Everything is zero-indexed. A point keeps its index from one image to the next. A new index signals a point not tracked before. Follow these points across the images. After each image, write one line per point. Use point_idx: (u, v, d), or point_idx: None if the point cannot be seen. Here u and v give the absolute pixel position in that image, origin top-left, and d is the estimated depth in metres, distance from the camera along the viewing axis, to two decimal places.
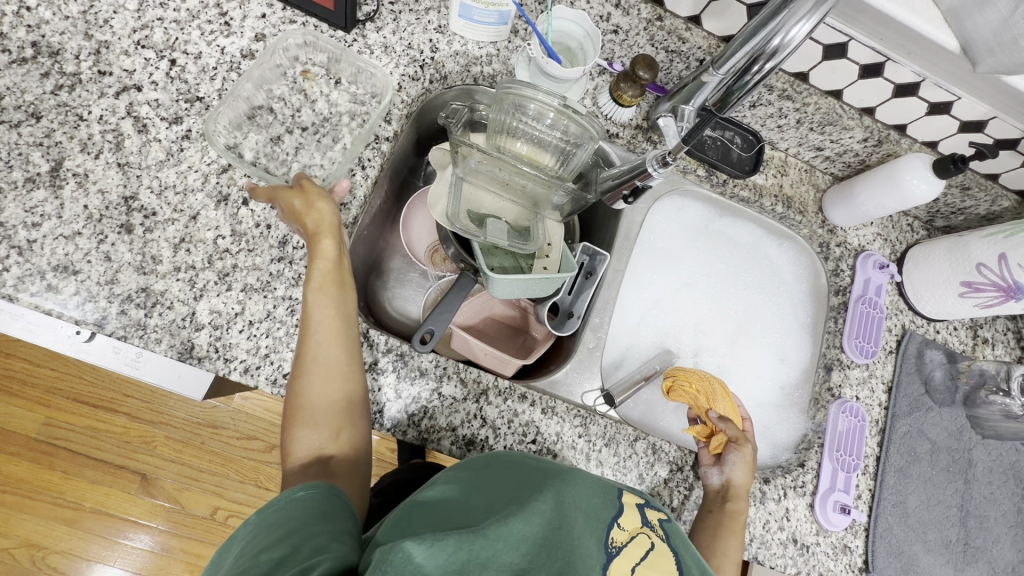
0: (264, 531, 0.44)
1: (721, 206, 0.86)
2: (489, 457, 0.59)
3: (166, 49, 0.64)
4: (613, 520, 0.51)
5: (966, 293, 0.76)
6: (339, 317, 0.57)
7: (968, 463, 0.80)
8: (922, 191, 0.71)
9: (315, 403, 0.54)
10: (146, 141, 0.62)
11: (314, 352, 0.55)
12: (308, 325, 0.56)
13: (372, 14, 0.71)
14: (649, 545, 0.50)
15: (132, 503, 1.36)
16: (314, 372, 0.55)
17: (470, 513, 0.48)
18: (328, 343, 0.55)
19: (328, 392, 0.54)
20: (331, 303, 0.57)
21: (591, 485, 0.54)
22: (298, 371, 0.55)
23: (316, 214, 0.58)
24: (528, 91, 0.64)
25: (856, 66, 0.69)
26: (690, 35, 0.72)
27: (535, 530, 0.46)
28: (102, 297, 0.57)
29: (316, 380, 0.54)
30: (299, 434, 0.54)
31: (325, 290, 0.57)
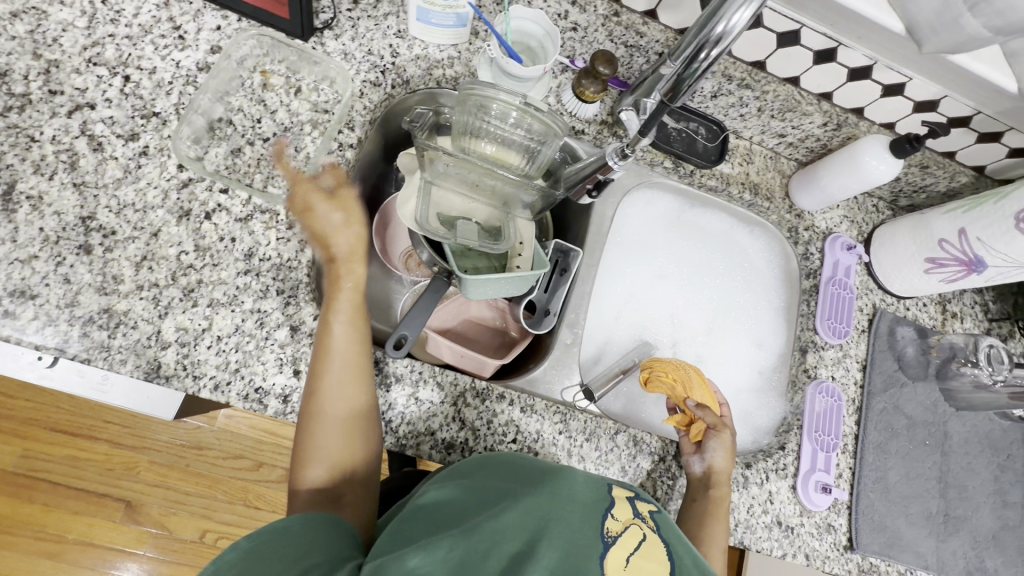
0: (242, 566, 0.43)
1: (691, 196, 0.86)
2: (486, 459, 0.59)
3: (119, 65, 0.63)
4: (607, 512, 0.50)
5: (931, 269, 0.77)
6: (358, 346, 0.58)
7: (945, 435, 0.81)
8: (881, 171, 0.72)
9: (339, 427, 0.55)
10: (103, 159, 0.61)
11: (331, 376, 0.56)
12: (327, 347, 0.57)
13: (329, 22, 0.71)
14: (642, 536, 0.48)
15: (118, 532, 1.33)
16: (331, 395, 0.55)
17: (468, 510, 0.50)
18: (348, 376, 0.56)
19: (344, 413, 0.55)
20: (350, 327, 0.58)
21: (582, 481, 0.54)
22: (317, 397, 0.55)
23: (348, 220, 0.61)
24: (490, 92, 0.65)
25: (810, 53, 0.70)
26: (648, 29, 0.73)
27: (528, 517, 0.47)
28: (62, 320, 0.56)
29: (338, 407, 0.55)
30: (315, 462, 0.54)
31: (344, 311, 0.58)
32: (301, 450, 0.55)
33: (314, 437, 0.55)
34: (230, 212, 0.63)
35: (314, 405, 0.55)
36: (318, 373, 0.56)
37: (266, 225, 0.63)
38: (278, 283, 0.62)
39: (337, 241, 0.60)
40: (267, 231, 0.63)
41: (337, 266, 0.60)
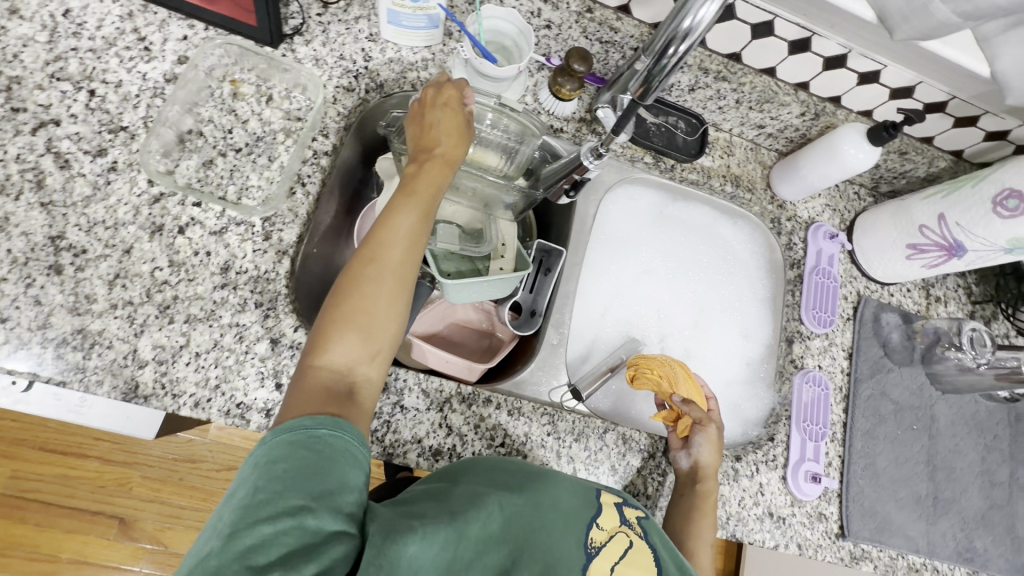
0: (274, 483, 0.40)
1: (673, 190, 0.86)
2: (465, 462, 0.59)
3: (83, 79, 0.62)
4: (592, 522, 0.55)
5: (913, 255, 0.77)
6: (413, 242, 0.53)
7: (932, 418, 0.82)
8: (859, 160, 0.72)
9: (367, 311, 0.49)
10: (70, 177, 0.59)
11: (384, 259, 0.51)
12: (387, 229, 0.52)
13: (299, 27, 0.69)
14: (627, 544, 0.55)
15: (113, 548, 1.32)
16: (378, 278, 0.50)
17: (453, 501, 0.51)
18: (398, 267, 0.51)
19: (380, 306, 0.50)
20: (410, 221, 0.53)
21: (570, 485, 0.58)
22: (365, 268, 0.50)
23: (449, 121, 0.59)
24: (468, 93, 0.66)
25: (785, 43, 0.70)
26: (621, 25, 0.72)
27: (511, 529, 0.52)
28: (35, 343, 0.55)
29: (379, 288, 0.50)
30: (339, 338, 0.48)
31: (411, 205, 0.54)
32: (326, 316, 0.49)
33: (346, 307, 0.49)
34: (204, 226, 0.62)
35: (357, 276, 0.50)
36: (374, 245, 0.51)
37: (242, 237, 0.62)
38: (256, 296, 0.61)
39: (430, 134, 0.59)
40: (243, 243, 0.62)
41: (420, 159, 0.58)
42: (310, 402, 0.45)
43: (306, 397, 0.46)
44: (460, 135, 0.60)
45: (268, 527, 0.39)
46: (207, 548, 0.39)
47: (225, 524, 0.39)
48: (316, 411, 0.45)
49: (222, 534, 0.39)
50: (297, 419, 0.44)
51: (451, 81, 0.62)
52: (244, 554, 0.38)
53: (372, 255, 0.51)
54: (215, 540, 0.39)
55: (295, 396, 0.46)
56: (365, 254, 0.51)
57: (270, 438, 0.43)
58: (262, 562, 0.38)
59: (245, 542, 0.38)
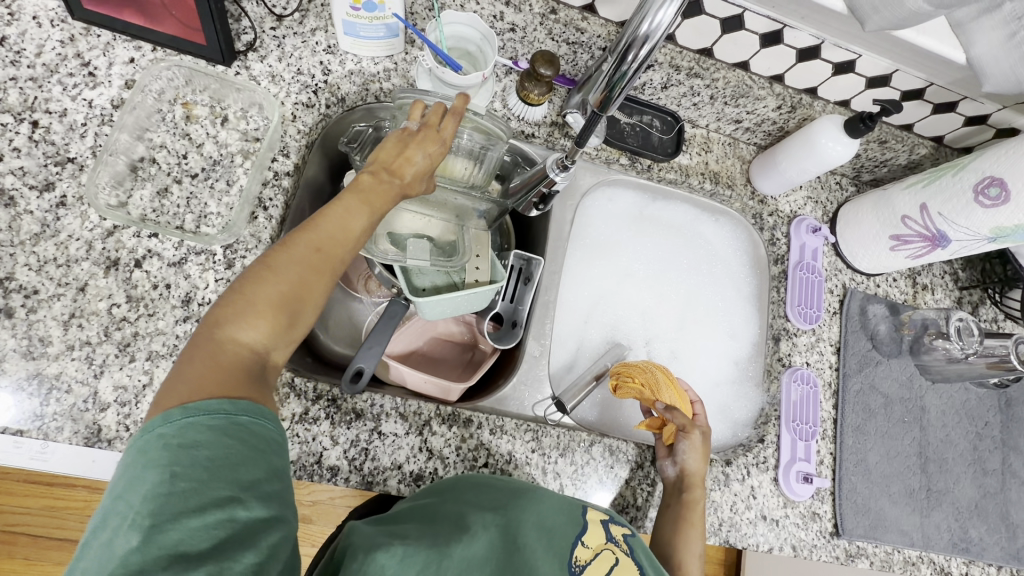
0: (197, 470, 0.37)
1: (653, 190, 0.84)
2: (456, 478, 0.58)
3: (24, 110, 0.59)
4: (576, 539, 0.53)
5: (896, 246, 0.76)
6: (354, 242, 0.50)
7: (922, 410, 0.81)
8: (838, 153, 0.71)
9: (296, 298, 0.45)
10: (16, 214, 0.57)
11: (324, 246, 0.47)
12: (329, 215, 0.49)
13: (252, 43, 0.67)
14: (613, 562, 0.52)
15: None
16: (312, 262, 0.46)
17: (438, 522, 0.50)
18: (337, 254, 0.48)
19: (311, 289, 0.46)
20: (359, 214, 0.50)
21: (555, 502, 0.56)
22: (303, 255, 0.46)
23: (426, 155, 0.54)
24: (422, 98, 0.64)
25: (756, 36, 0.68)
26: (588, 25, 0.70)
27: (496, 551, 0.51)
28: None
29: (313, 278, 0.46)
30: (256, 315, 0.43)
31: (364, 202, 0.51)
32: (243, 291, 0.44)
33: (269, 289, 0.44)
34: (162, 257, 0.59)
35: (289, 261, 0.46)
36: (314, 233, 0.47)
37: (203, 267, 0.60)
38: None
39: (398, 150, 0.54)
40: (205, 273, 0.60)
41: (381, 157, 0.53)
42: (217, 381, 0.41)
43: (213, 375, 0.41)
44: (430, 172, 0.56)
45: (196, 520, 0.35)
46: (116, 542, 0.34)
47: (143, 516, 0.35)
48: (228, 394, 0.41)
49: (142, 527, 0.34)
50: (208, 401, 0.39)
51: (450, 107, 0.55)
52: (170, 547, 0.34)
53: (311, 239, 0.47)
54: (134, 534, 0.34)
55: (195, 371, 0.41)
56: (304, 235, 0.47)
57: (177, 417, 0.38)
58: (193, 554, 0.35)
59: (171, 535, 0.34)
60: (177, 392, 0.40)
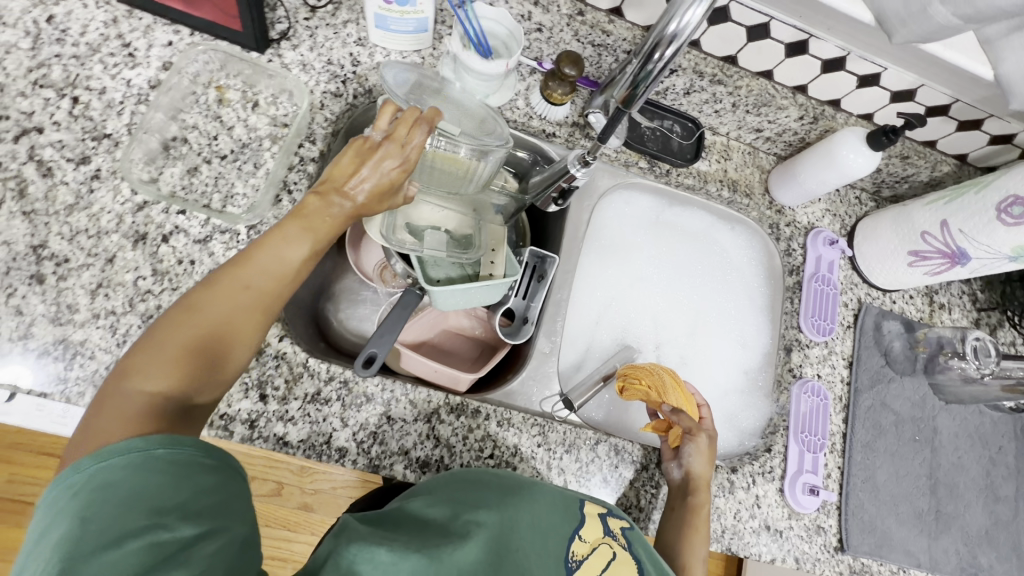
0: (109, 508, 0.36)
1: (670, 196, 0.84)
2: (451, 475, 0.57)
3: (66, 87, 0.61)
4: (573, 534, 0.54)
5: (915, 262, 0.75)
6: (293, 277, 0.49)
7: (934, 431, 0.80)
8: (858, 164, 0.71)
9: (220, 340, 0.44)
10: (53, 185, 0.59)
11: (251, 281, 0.46)
12: (259, 249, 0.47)
13: (286, 32, 0.69)
14: (611, 556, 0.53)
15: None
16: (236, 300, 0.45)
17: (427, 530, 0.50)
18: (265, 288, 0.47)
19: (235, 328, 0.45)
20: (294, 244, 0.48)
21: (551, 499, 0.56)
22: (231, 293, 0.45)
23: (383, 173, 0.50)
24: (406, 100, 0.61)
25: (781, 45, 0.68)
26: (614, 27, 0.71)
27: (490, 552, 0.49)
28: (16, 354, 0.54)
29: (240, 317, 0.45)
30: (169, 360, 0.42)
31: (301, 230, 0.48)
32: (160, 336, 0.43)
33: (190, 330, 0.43)
34: (188, 234, 0.61)
35: (215, 299, 0.45)
36: (244, 269, 0.46)
37: (226, 246, 0.61)
38: None
39: (355, 164, 0.50)
40: (228, 252, 0.61)
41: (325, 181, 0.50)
42: (127, 429, 0.40)
43: (122, 424, 0.40)
44: (392, 191, 0.52)
45: (111, 552, 0.34)
46: None
47: (54, 559, 0.34)
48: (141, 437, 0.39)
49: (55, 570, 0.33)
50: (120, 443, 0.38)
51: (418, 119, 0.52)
52: None
53: (238, 275, 0.46)
54: None
55: (105, 421, 0.40)
56: (231, 272, 0.46)
57: (87, 465, 0.37)
58: None
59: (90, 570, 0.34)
60: (85, 441, 0.39)
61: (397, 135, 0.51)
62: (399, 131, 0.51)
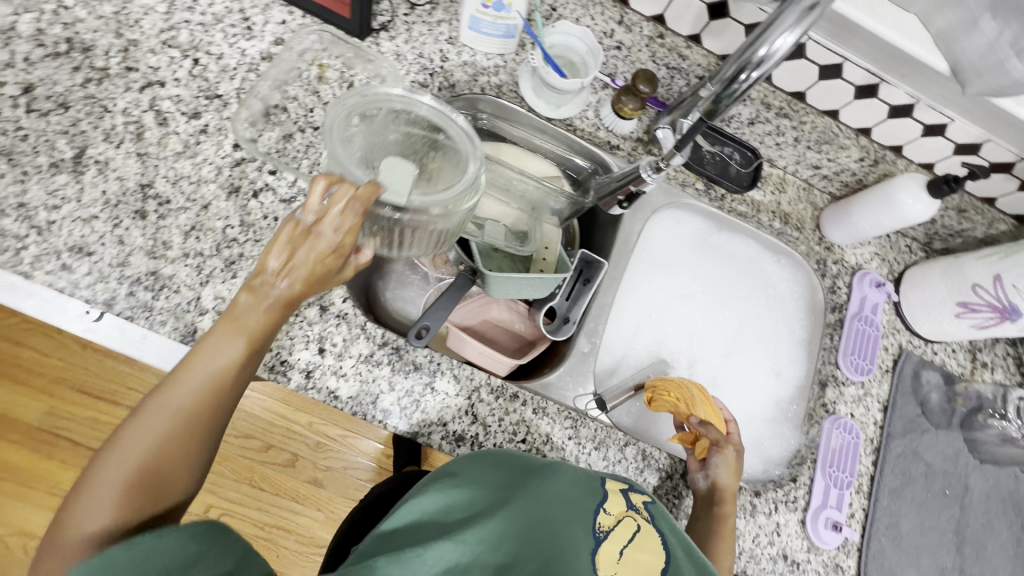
0: None
1: (719, 220, 0.87)
2: (472, 457, 0.60)
3: (190, 49, 0.68)
4: (597, 507, 0.53)
5: (962, 313, 0.76)
6: (234, 379, 0.48)
7: (966, 488, 0.78)
8: (917, 211, 0.72)
9: (159, 462, 0.45)
10: (166, 133, 0.65)
11: (184, 395, 0.46)
12: (191, 361, 0.47)
13: (386, 24, 0.75)
14: (635, 528, 0.51)
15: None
16: (169, 415, 0.45)
17: (452, 519, 0.53)
18: (199, 397, 0.46)
19: (176, 443, 0.45)
20: (229, 350, 0.47)
21: (571, 477, 0.56)
22: (162, 417, 0.45)
23: (316, 264, 0.47)
24: (350, 171, 0.49)
25: (851, 87, 0.71)
26: (690, 53, 0.76)
27: (515, 528, 0.51)
28: (113, 278, 0.60)
29: (176, 437, 0.45)
30: (107, 492, 0.43)
31: (232, 336, 0.48)
32: (97, 470, 0.44)
33: (129, 461, 0.44)
34: (276, 193, 0.66)
35: (150, 420, 0.45)
36: (177, 388, 0.46)
37: None
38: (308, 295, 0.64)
39: (283, 257, 0.46)
40: None
41: (251, 284, 0.48)
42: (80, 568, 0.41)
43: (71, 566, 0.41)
44: (332, 275, 0.49)
45: None
46: None
47: None
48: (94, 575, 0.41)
49: None
50: None
51: (345, 193, 0.46)
52: None
53: (168, 393, 0.46)
54: None
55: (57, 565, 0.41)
56: (163, 392, 0.46)
57: None
58: None
59: None
60: None
61: (324, 222, 0.46)
62: (331, 212, 0.46)
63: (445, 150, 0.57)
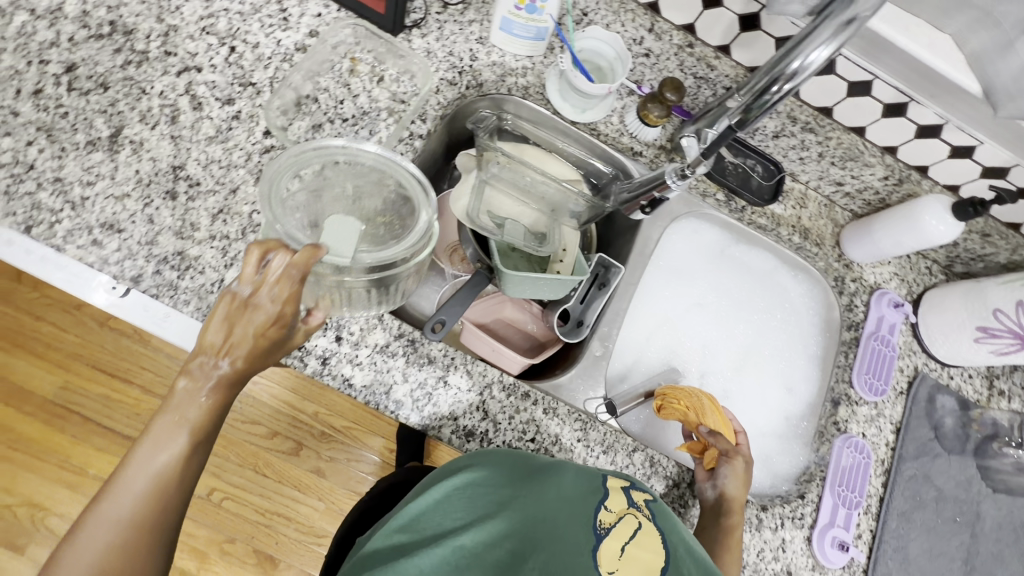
0: None
1: (738, 232, 0.86)
2: (472, 456, 0.61)
3: (228, 36, 0.69)
4: (598, 505, 0.52)
5: (982, 338, 0.75)
6: (180, 473, 0.45)
7: (977, 516, 0.77)
8: (941, 232, 0.72)
9: None
10: (200, 117, 0.66)
11: (125, 502, 0.43)
12: (127, 466, 0.44)
13: (418, 22, 0.76)
14: (637, 525, 0.50)
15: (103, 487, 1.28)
16: (106, 531, 0.42)
17: (450, 522, 0.53)
18: (141, 501, 0.43)
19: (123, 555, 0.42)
20: (171, 443, 0.45)
21: (572, 475, 0.56)
22: (102, 534, 0.42)
23: (256, 337, 0.47)
24: (291, 237, 0.52)
25: (879, 104, 0.71)
26: (719, 63, 0.76)
27: (515, 530, 0.51)
28: (141, 256, 0.61)
29: (122, 549, 0.42)
30: None
31: (174, 428, 0.45)
32: None
33: None
34: None
35: (86, 540, 0.41)
36: (117, 499, 0.43)
37: None
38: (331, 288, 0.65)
39: (222, 332, 0.47)
40: None
41: (188, 371, 0.46)
42: None
43: None
44: (275, 346, 0.49)
45: None
46: None
47: None
48: None
49: None
50: None
51: (278, 261, 0.47)
52: None
53: (104, 507, 0.42)
54: None
55: None
56: (98, 506, 0.43)
57: None
58: None
59: None
60: None
61: (260, 293, 0.47)
62: (268, 284, 0.47)
63: (394, 204, 0.60)
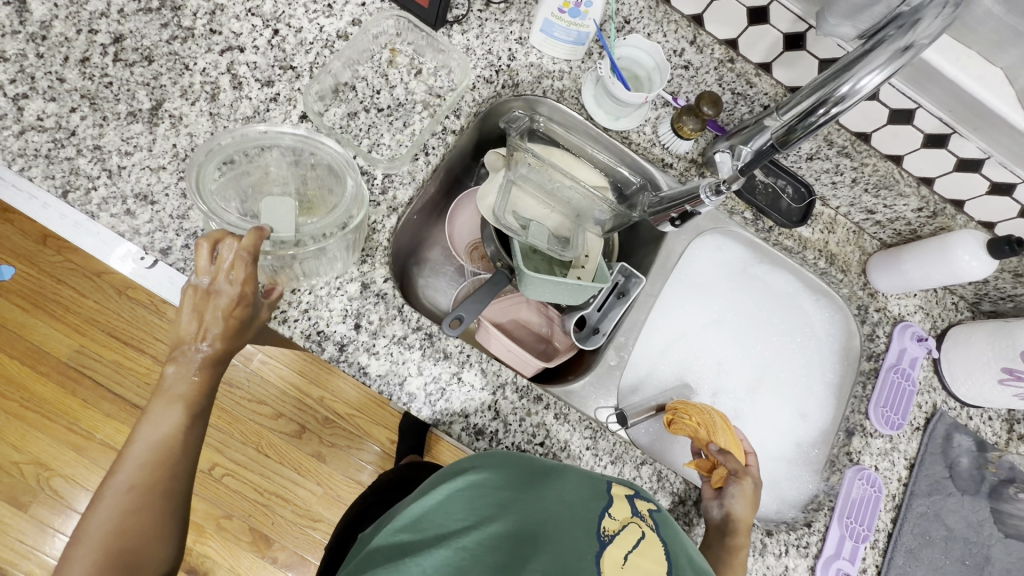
0: None
1: (763, 252, 0.85)
2: (475, 458, 0.60)
3: (272, 19, 0.70)
4: (602, 511, 0.52)
5: (1006, 379, 0.73)
6: (178, 444, 0.53)
7: (986, 560, 0.75)
8: (973, 268, 0.70)
9: (117, 545, 0.48)
10: (239, 97, 0.67)
11: (133, 471, 0.51)
12: (134, 442, 0.52)
13: (460, 18, 0.76)
14: (640, 534, 0.49)
15: (108, 453, 1.29)
16: (115, 497, 0.49)
17: (451, 522, 0.51)
18: (143, 470, 0.51)
19: (132, 519, 0.49)
20: (169, 419, 0.53)
21: (575, 483, 0.56)
22: (113, 500, 0.49)
23: (225, 317, 0.55)
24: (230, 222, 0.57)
25: (920, 134, 0.70)
26: (759, 81, 0.75)
27: (518, 531, 0.50)
28: (171, 228, 0.62)
29: (133, 513, 0.49)
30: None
31: (171, 405, 0.54)
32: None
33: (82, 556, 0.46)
34: None
35: (101, 506, 0.49)
36: (124, 470, 0.51)
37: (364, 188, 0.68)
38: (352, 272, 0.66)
39: (196, 321, 0.54)
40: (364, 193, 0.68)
41: (174, 358, 0.55)
42: None
43: None
44: (246, 324, 0.57)
45: None
46: None
47: None
48: None
49: None
50: None
51: (223, 244, 0.53)
52: None
53: (116, 477, 0.50)
54: None
55: None
56: (110, 479, 0.50)
57: None
58: None
59: None
60: None
61: (219, 280, 0.54)
62: (224, 272, 0.53)
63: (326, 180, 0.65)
